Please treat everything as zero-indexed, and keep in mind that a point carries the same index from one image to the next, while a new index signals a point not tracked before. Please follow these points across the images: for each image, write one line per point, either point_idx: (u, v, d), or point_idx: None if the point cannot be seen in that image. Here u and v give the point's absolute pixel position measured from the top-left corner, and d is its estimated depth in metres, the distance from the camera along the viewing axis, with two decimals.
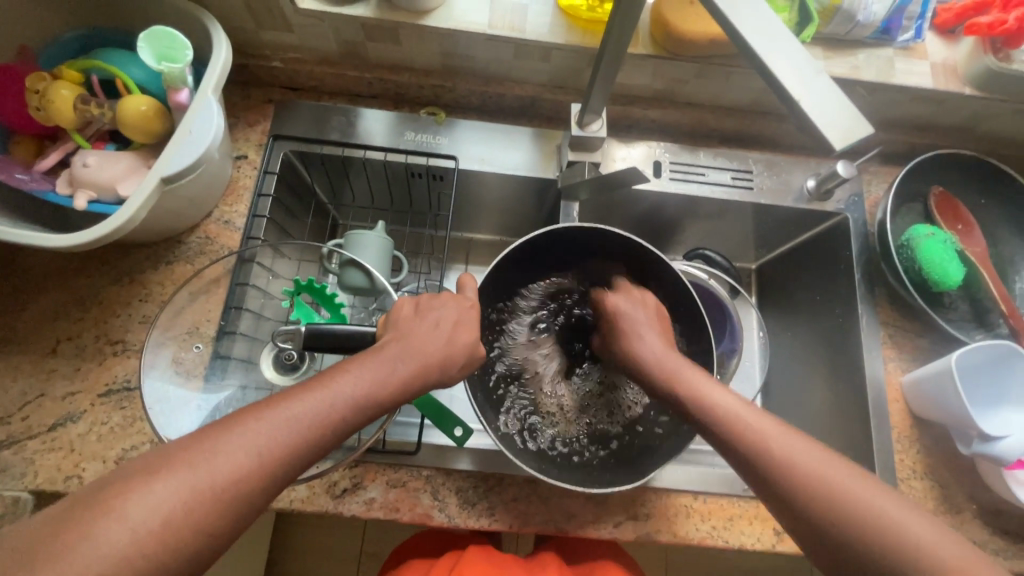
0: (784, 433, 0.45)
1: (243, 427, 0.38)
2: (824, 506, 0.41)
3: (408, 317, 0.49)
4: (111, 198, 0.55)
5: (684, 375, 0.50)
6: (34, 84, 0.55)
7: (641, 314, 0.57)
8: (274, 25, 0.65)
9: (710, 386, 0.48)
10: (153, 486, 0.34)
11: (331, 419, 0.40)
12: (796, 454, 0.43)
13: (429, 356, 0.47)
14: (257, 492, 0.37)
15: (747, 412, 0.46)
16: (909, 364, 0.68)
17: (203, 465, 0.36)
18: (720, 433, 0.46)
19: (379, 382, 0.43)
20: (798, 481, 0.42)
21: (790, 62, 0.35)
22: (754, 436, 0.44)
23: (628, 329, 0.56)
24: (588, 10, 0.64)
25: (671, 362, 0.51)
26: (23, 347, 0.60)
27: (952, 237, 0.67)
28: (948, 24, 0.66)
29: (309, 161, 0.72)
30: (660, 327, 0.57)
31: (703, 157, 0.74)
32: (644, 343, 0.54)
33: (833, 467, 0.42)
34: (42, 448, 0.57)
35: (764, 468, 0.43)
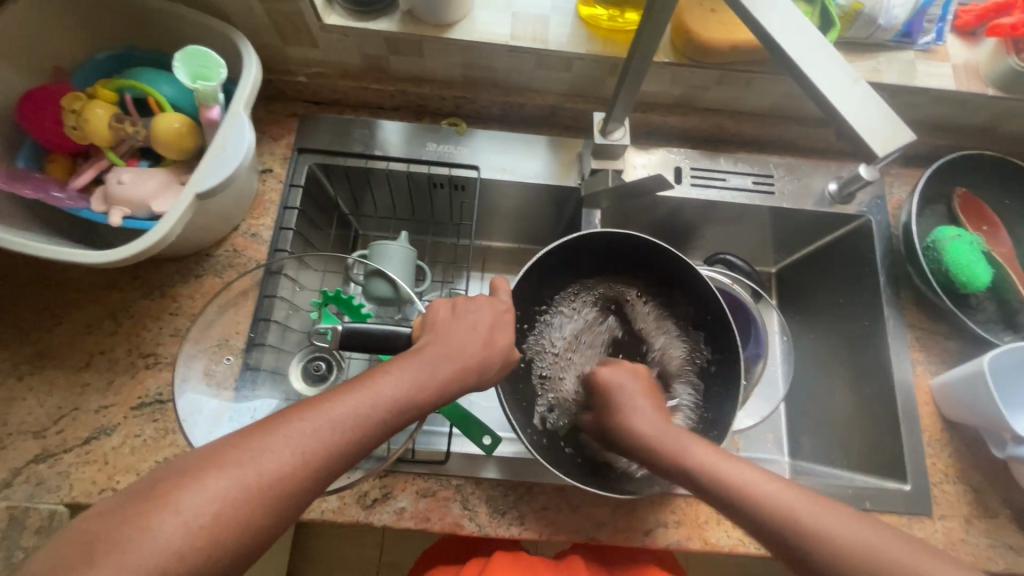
0: (801, 497, 0.42)
1: (288, 425, 0.38)
2: (821, 551, 0.39)
3: (445, 318, 0.49)
4: (145, 215, 0.56)
5: (664, 436, 0.47)
6: (71, 103, 0.56)
7: (635, 383, 0.54)
8: (300, 41, 0.66)
9: (700, 447, 0.46)
10: (204, 480, 0.35)
11: (372, 420, 0.41)
12: (817, 515, 0.40)
13: (465, 360, 0.47)
14: (303, 490, 0.38)
15: (757, 478, 0.43)
16: (937, 366, 0.67)
17: (251, 475, 0.36)
18: (734, 501, 0.43)
19: (418, 384, 0.44)
20: (831, 550, 0.39)
21: (828, 71, 0.35)
22: (778, 509, 0.41)
23: (610, 396, 0.53)
24: (609, 20, 0.64)
25: (650, 425, 0.48)
26: (57, 362, 0.61)
27: (978, 238, 0.67)
28: (969, 25, 0.66)
29: (333, 174, 0.73)
30: (655, 400, 0.53)
31: (724, 163, 0.74)
32: (629, 416, 0.50)
33: (863, 529, 0.40)
34: (77, 461, 0.57)
35: (759, 526, 0.41)
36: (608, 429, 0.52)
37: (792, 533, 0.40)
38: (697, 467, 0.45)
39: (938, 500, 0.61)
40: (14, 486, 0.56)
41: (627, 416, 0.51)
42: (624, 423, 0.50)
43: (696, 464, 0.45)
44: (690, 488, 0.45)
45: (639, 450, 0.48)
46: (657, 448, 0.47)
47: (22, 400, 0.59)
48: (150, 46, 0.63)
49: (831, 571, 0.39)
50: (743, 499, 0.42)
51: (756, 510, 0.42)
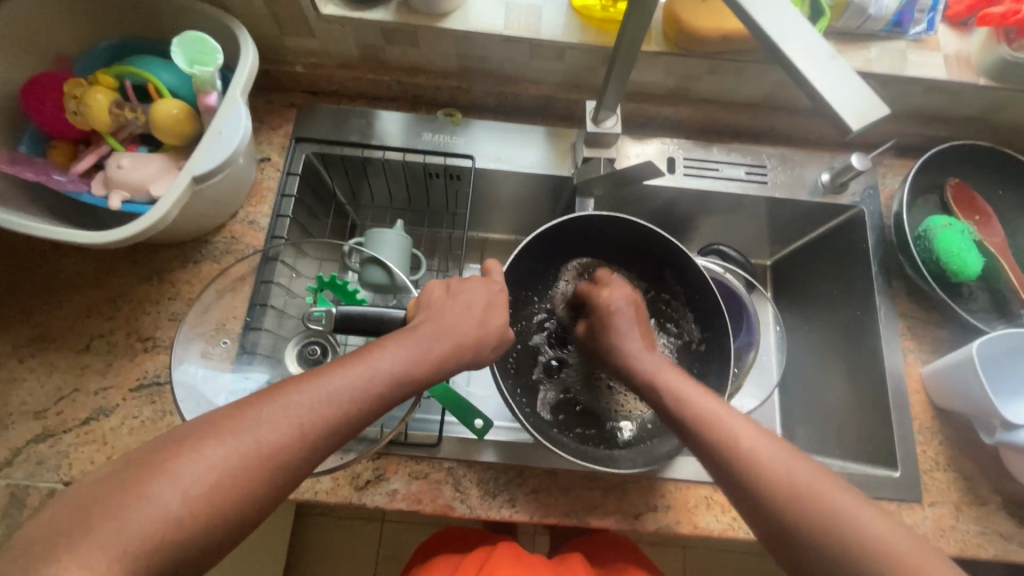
0: (773, 447, 0.43)
1: (286, 396, 0.39)
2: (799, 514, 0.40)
3: (439, 297, 0.50)
4: (143, 198, 0.58)
5: (662, 374, 0.49)
6: (73, 90, 0.57)
7: (629, 312, 0.56)
8: (298, 31, 0.67)
9: (695, 391, 0.48)
10: (202, 449, 0.36)
11: (368, 392, 0.42)
12: (787, 465, 0.42)
13: (461, 335, 0.48)
14: (298, 465, 0.39)
15: (739, 428, 0.44)
16: (928, 355, 0.67)
17: (246, 436, 0.37)
18: (710, 446, 0.44)
19: (415, 359, 0.45)
20: (785, 501, 0.41)
21: (806, 49, 0.36)
22: (748, 454, 0.43)
23: (614, 324, 0.55)
24: (601, 10, 0.65)
25: (652, 362, 0.51)
26: (58, 344, 0.62)
27: (969, 228, 0.67)
28: (960, 16, 0.66)
29: (330, 162, 0.74)
30: (646, 327, 0.56)
31: (717, 153, 0.75)
32: (639, 357, 0.52)
33: (829, 485, 0.41)
34: (76, 441, 0.58)
35: (743, 470, 0.43)
36: (614, 362, 0.54)
37: (753, 479, 0.42)
38: (689, 411, 0.46)
39: (928, 487, 0.61)
40: (15, 465, 0.57)
41: (624, 339, 0.54)
42: (621, 346, 0.53)
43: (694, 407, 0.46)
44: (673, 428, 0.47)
45: (642, 384, 0.50)
46: (663, 382, 0.49)
47: (23, 381, 0.60)
48: (151, 36, 0.64)
49: (781, 517, 0.41)
50: (720, 443, 0.44)
51: (727, 457, 0.43)
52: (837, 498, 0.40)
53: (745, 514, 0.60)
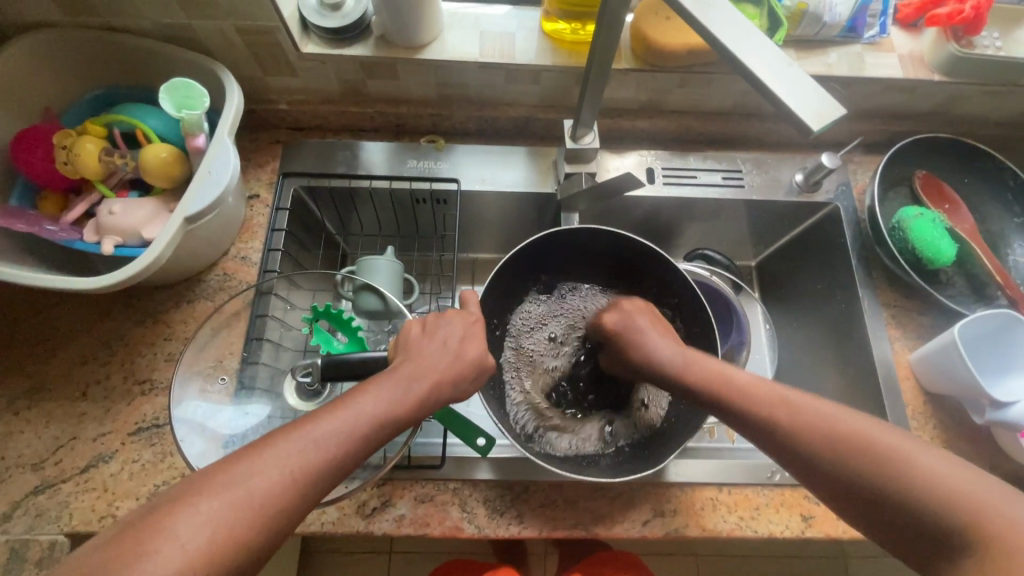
0: (853, 415, 0.44)
1: (275, 446, 0.39)
2: (889, 473, 0.40)
3: (417, 337, 0.51)
4: (136, 242, 0.58)
5: (735, 378, 0.48)
6: (62, 140, 0.58)
7: (646, 317, 0.58)
8: (280, 71, 0.69)
9: (782, 389, 0.46)
10: (198, 505, 0.36)
11: (355, 434, 0.42)
12: (877, 431, 0.42)
13: (439, 374, 0.48)
14: (299, 497, 0.39)
15: (807, 399, 0.45)
16: (914, 342, 0.69)
17: (241, 483, 0.37)
18: (862, 481, 0.41)
19: (397, 399, 0.45)
20: (843, 449, 0.42)
21: (761, 57, 0.38)
22: (810, 424, 0.43)
23: (634, 338, 0.56)
24: (571, 32, 0.68)
25: (697, 360, 0.51)
26: (54, 393, 0.62)
27: (940, 216, 0.70)
28: (910, 18, 0.70)
29: (318, 195, 0.75)
30: (663, 326, 0.57)
31: (694, 161, 0.77)
32: (658, 350, 0.53)
33: (910, 444, 0.41)
34: (77, 490, 0.58)
35: (819, 450, 0.43)
36: (637, 362, 0.55)
37: (831, 456, 0.42)
38: (741, 393, 0.47)
39: None
40: (15, 519, 0.56)
41: (646, 347, 0.54)
42: (645, 353, 0.54)
43: (750, 395, 0.46)
44: (721, 413, 0.48)
45: (673, 375, 0.51)
46: (696, 371, 0.50)
47: (20, 433, 0.60)
48: (136, 85, 0.66)
49: (911, 494, 0.39)
50: (790, 426, 0.44)
51: (782, 423, 0.44)
52: (925, 462, 0.40)
53: (751, 513, 0.61)
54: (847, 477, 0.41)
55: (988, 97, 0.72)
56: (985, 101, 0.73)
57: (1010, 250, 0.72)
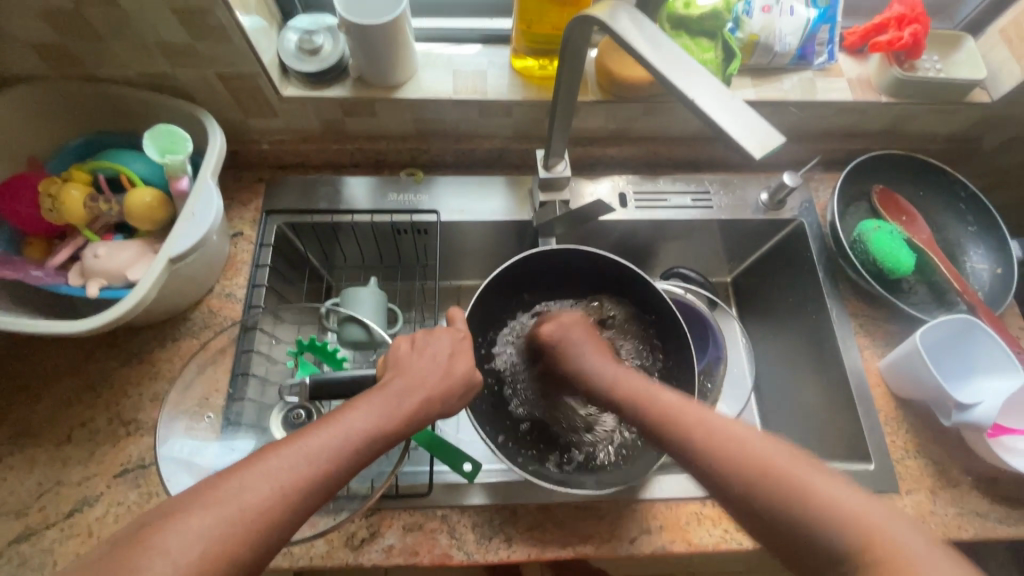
0: (765, 438, 0.43)
1: (267, 461, 0.40)
2: (747, 487, 0.41)
3: (405, 354, 0.52)
4: (120, 283, 0.59)
5: (653, 394, 0.49)
6: (47, 188, 0.60)
7: (581, 334, 0.59)
8: (261, 113, 0.72)
9: (710, 411, 0.46)
10: (190, 519, 0.37)
11: (346, 451, 0.43)
12: (759, 446, 0.42)
13: (429, 388, 0.50)
14: (288, 512, 0.40)
15: (715, 420, 0.45)
16: (883, 349, 0.72)
17: (232, 498, 0.38)
18: (741, 492, 0.41)
19: (387, 415, 0.46)
20: (731, 471, 0.42)
21: (707, 92, 0.41)
22: (704, 440, 0.44)
23: (569, 354, 0.57)
24: (540, 68, 0.72)
25: (625, 381, 0.52)
26: (38, 439, 0.62)
27: (897, 228, 0.74)
28: (855, 45, 0.75)
29: (302, 231, 0.77)
30: (598, 342, 0.59)
31: (664, 184, 0.80)
32: (588, 364, 0.55)
33: (787, 456, 0.41)
34: (61, 536, 0.57)
35: (709, 465, 0.43)
36: (568, 372, 0.57)
37: (708, 464, 0.43)
38: (661, 414, 0.47)
39: (902, 474, 0.64)
40: None
41: (581, 362, 0.56)
42: (581, 368, 0.56)
43: (670, 415, 0.47)
44: (647, 431, 0.48)
45: (604, 394, 0.52)
46: (625, 392, 0.51)
47: (3, 480, 0.60)
48: (120, 131, 0.68)
49: (758, 498, 0.41)
50: (684, 439, 0.45)
51: (683, 440, 0.45)
52: (813, 479, 0.40)
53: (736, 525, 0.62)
54: (729, 492, 0.42)
55: (935, 116, 0.76)
56: (932, 119, 0.77)
57: (967, 258, 0.76)
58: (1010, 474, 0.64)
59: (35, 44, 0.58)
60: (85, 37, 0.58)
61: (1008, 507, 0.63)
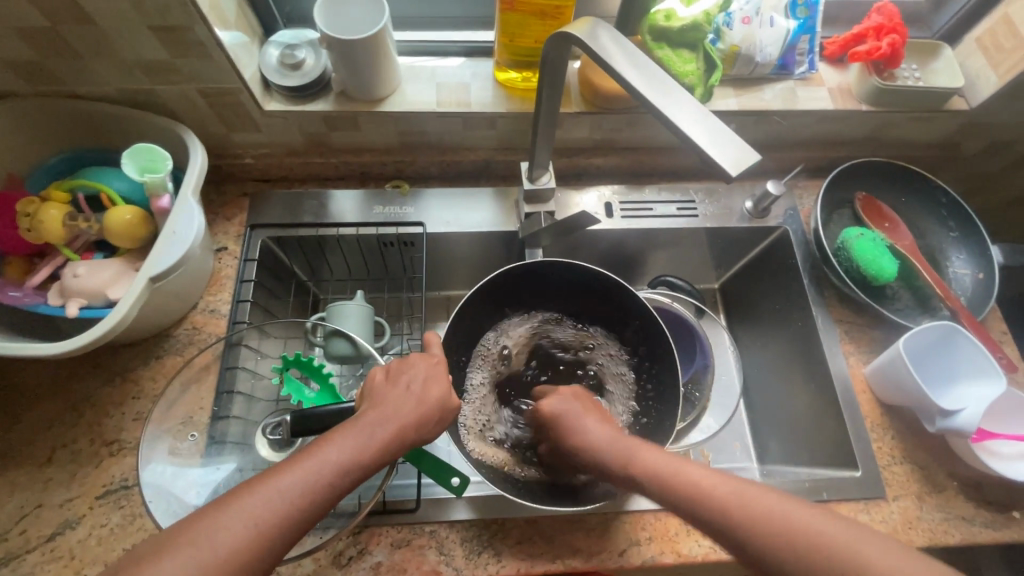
0: (774, 497, 0.43)
1: (239, 501, 0.40)
2: (785, 549, 0.41)
3: (381, 384, 0.52)
4: (101, 302, 0.59)
5: (646, 460, 0.48)
6: (25, 207, 0.59)
7: (575, 407, 0.56)
8: (245, 128, 0.71)
9: (717, 478, 0.46)
10: (162, 563, 0.37)
11: (321, 484, 0.43)
12: (767, 501, 0.43)
13: (406, 417, 0.49)
14: (263, 549, 0.40)
15: (753, 491, 0.44)
16: (868, 356, 0.72)
17: (205, 542, 0.38)
18: (787, 562, 0.41)
19: (361, 448, 0.46)
20: (762, 536, 0.42)
21: (685, 110, 0.42)
22: (726, 509, 0.43)
23: (569, 425, 0.54)
24: (523, 80, 0.72)
25: (622, 445, 0.51)
26: (18, 461, 0.61)
27: (880, 235, 0.74)
28: (835, 54, 0.76)
29: (287, 244, 0.77)
30: (599, 411, 0.56)
31: (649, 193, 0.81)
32: (590, 432, 0.52)
33: (815, 517, 0.42)
34: (42, 560, 0.56)
35: (740, 531, 0.42)
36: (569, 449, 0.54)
37: (742, 536, 0.42)
38: (669, 485, 0.46)
39: (889, 481, 0.65)
40: None
41: (583, 434, 0.53)
42: (582, 441, 0.53)
43: (691, 479, 0.46)
44: (662, 501, 0.47)
45: (611, 467, 0.50)
46: (640, 469, 0.48)
47: None
48: (101, 148, 0.68)
49: (788, 566, 0.41)
50: (704, 505, 0.44)
51: (704, 509, 0.44)
52: (823, 529, 0.41)
53: None
54: (782, 567, 0.41)
55: (915, 123, 0.77)
56: (912, 127, 0.78)
57: (950, 263, 0.77)
58: (996, 479, 0.65)
59: (11, 62, 0.58)
60: (62, 56, 0.58)
61: (994, 511, 0.63)
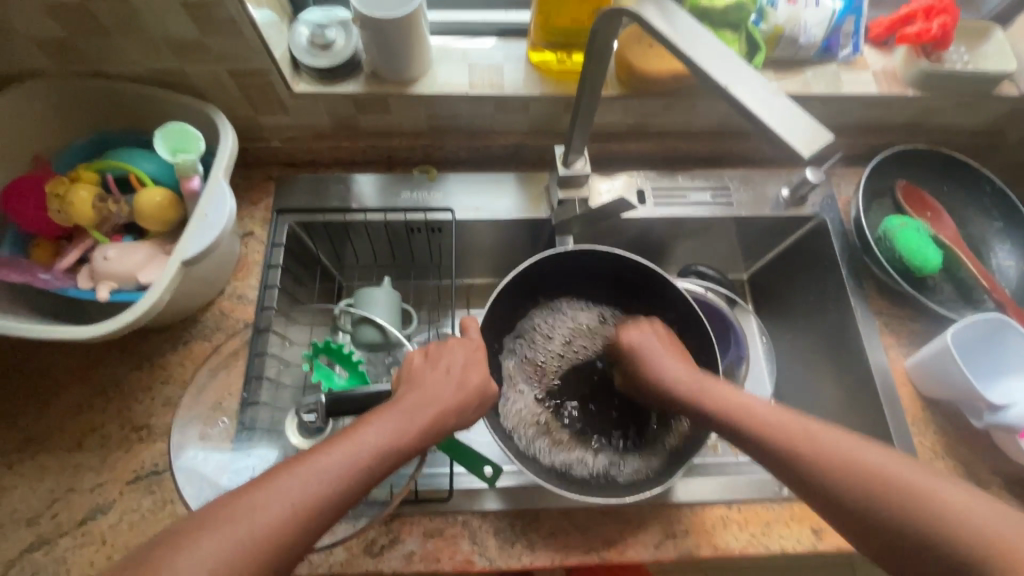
0: (871, 449, 0.45)
1: (277, 480, 0.39)
2: (864, 493, 0.43)
3: (420, 364, 0.51)
4: (131, 286, 0.58)
5: (717, 394, 0.53)
6: (55, 188, 0.58)
7: (655, 341, 0.60)
8: (272, 110, 0.70)
9: (806, 422, 0.48)
10: (199, 541, 0.36)
11: (359, 467, 0.42)
12: (849, 444, 0.45)
13: (444, 402, 0.48)
14: (302, 529, 0.39)
15: (835, 438, 0.46)
16: (908, 349, 0.71)
17: (244, 518, 0.37)
18: (860, 502, 0.43)
19: (399, 432, 0.45)
20: (839, 476, 0.44)
21: (750, 87, 0.40)
22: (801, 442, 0.47)
23: (647, 359, 0.58)
24: (558, 62, 0.70)
25: (695, 381, 0.55)
26: (48, 445, 0.61)
27: (924, 224, 0.72)
28: (881, 37, 0.73)
29: (313, 229, 0.75)
30: (679, 350, 0.59)
31: (682, 180, 0.79)
32: (667, 367, 0.57)
33: (909, 470, 0.43)
34: (74, 545, 0.56)
35: (809, 472, 0.46)
36: (642, 379, 0.59)
37: (814, 475, 0.45)
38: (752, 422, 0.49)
39: None
40: None
41: (660, 372, 0.57)
42: (661, 380, 0.56)
43: (768, 421, 0.49)
44: (738, 439, 0.50)
45: (682, 398, 0.54)
46: (708, 401, 0.53)
47: (14, 488, 0.58)
48: (127, 130, 0.66)
49: (871, 510, 0.43)
50: (790, 440, 0.47)
51: (784, 450, 0.47)
52: (923, 483, 0.42)
53: (762, 529, 0.61)
54: (851, 503, 0.44)
55: (961, 110, 0.74)
56: (958, 113, 0.75)
57: (993, 255, 0.75)
58: None
59: (39, 38, 0.56)
60: (91, 32, 0.56)
61: None
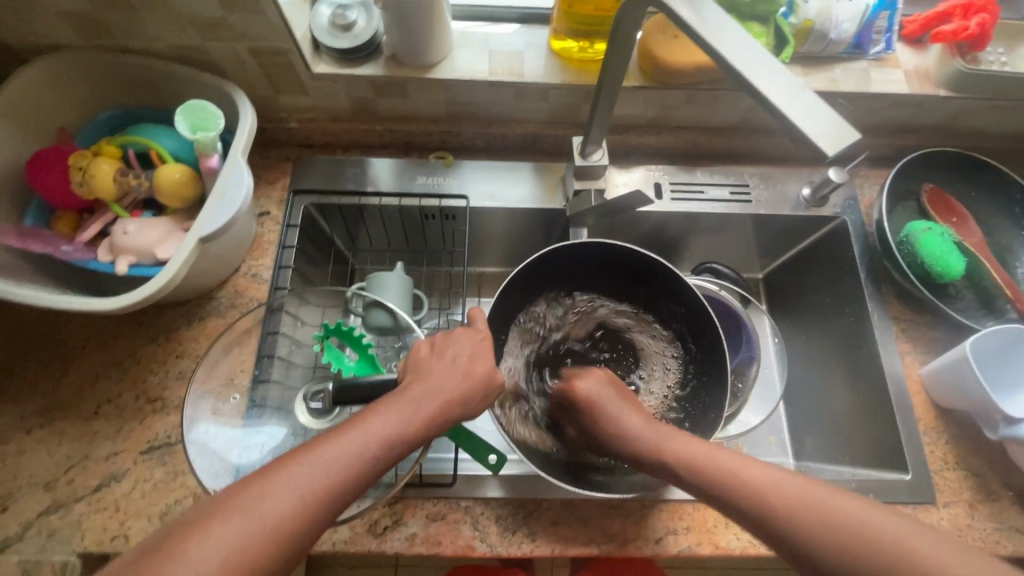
0: (803, 478, 0.43)
1: (286, 470, 0.40)
2: (795, 520, 0.41)
3: (426, 356, 0.51)
4: (149, 261, 0.59)
5: (654, 439, 0.49)
6: (78, 161, 0.59)
7: (605, 396, 0.53)
8: (292, 90, 0.70)
9: (727, 456, 0.46)
10: (213, 525, 0.37)
11: (368, 455, 0.42)
12: (715, 455, 0.46)
13: (453, 389, 0.48)
14: (312, 517, 0.39)
15: (768, 472, 0.44)
16: (924, 356, 0.69)
17: (254, 506, 0.38)
18: (801, 534, 0.41)
19: (409, 420, 0.45)
20: (784, 513, 0.42)
21: (777, 83, 0.39)
22: (696, 466, 0.46)
23: (599, 409, 0.52)
24: (580, 51, 0.69)
25: (647, 430, 0.50)
26: (66, 412, 0.62)
27: (948, 230, 0.70)
28: (914, 34, 0.71)
29: (328, 212, 0.76)
30: (623, 394, 0.54)
31: (700, 175, 0.78)
32: (624, 421, 0.51)
33: (840, 497, 0.42)
34: (89, 510, 0.58)
35: (748, 509, 0.43)
36: (603, 435, 0.52)
37: (749, 513, 0.43)
38: (683, 464, 0.47)
39: (941, 487, 0.62)
40: (26, 539, 0.56)
41: (619, 421, 0.51)
42: (618, 430, 0.51)
43: (708, 465, 0.46)
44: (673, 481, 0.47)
45: (628, 452, 0.50)
46: (649, 449, 0.48)
47: (33, 453, 0.60)
48: (149, 105, 0.67)
49: (800, 538, 0.41)
50: (676, 466, 0.47)
51: (723, 493, 0.44)
52: (855, 510, 0.41)
53: None
54: (783, 535, 0.42)
55: (994, 112, 0.72)
56: (991, 116, 0.73)
57: (1019, 264, 0.73)
58: None
59: (66, 13, 0.57)
60: (116, 8, 0.57)
61: None
